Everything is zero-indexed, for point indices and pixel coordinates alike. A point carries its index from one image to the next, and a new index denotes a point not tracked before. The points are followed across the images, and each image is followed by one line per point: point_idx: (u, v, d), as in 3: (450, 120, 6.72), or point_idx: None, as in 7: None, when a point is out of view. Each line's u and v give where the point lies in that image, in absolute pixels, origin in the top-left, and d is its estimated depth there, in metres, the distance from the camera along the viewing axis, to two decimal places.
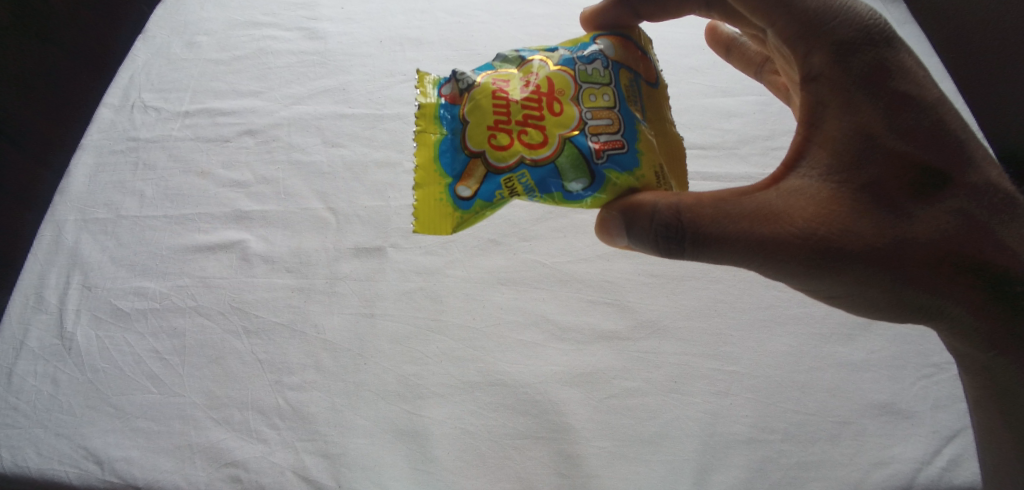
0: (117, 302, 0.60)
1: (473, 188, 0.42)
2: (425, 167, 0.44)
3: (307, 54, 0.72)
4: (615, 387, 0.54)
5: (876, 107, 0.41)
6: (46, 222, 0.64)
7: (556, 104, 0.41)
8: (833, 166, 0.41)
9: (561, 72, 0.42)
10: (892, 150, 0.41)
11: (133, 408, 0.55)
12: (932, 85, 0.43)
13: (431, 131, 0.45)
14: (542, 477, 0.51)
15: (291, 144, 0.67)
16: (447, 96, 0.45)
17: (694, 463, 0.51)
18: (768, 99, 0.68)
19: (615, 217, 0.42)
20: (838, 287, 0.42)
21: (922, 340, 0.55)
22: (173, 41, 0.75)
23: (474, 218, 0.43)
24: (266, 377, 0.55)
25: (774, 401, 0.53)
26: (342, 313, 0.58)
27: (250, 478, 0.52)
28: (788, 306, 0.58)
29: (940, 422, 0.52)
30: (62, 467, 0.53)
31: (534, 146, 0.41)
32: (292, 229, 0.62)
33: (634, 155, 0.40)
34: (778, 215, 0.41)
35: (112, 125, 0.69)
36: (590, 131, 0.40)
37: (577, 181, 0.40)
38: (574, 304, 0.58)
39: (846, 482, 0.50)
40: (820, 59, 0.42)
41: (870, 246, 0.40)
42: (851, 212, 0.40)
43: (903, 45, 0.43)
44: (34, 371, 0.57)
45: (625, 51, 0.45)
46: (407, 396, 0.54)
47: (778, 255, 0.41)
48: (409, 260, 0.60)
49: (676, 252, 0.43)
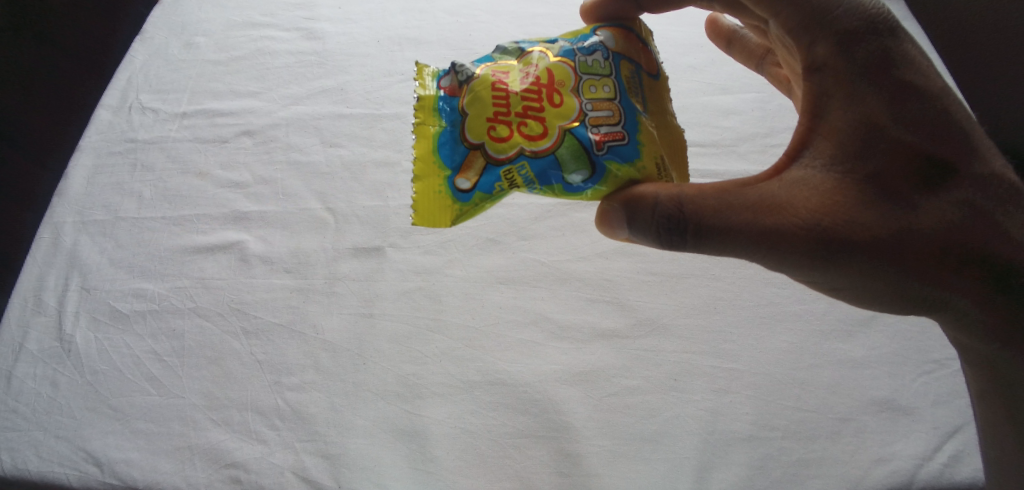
0: (117, 303, 0.60)
1: (472, 180, 0.42)
2: (424, 159, 0.44)
3: (307, 54, 0.72)
4: (615, 385, 0.54)
5: (880, 97, 0.41)
6: (45, 224, 0.64)
7: (557, 95, 0.41)
8: (837, 155, 0.41)
9: (561, 63, 0.42)
10: (896, 140, 0.41)
11: (134, 409, 0.55)
12: (935, 75, 0.43)
13: (430, 123, 0.45)
14: (542, 476, 0.51)
15: (289, 144, 0.67)
16: (447, 87, 0.45)
17: (694, 461, 0.51)
18: (767, 96, 0.68)
19: (616, 209, 0.42)
20: (841, 278, 0.42)
21: (922, 337, 0.55)
22: (172, 42, 0.75)
23: (473, 211, 0.43)
24: (265, 377, 0.55)
25: (773, 398, 0.53)
26: (342, 313, 0.58)
27: (250, 479, 0.52)
28: (788, 303, 0.58)
29: (940, 418, 0.52)
30: (62, 468, 0.53)
31: (534, 137, 0.41)
32: (291, 229, 0.62)
33: (635, 147, 0.40)
34: (782, 205, 0.41)
35: (111, 127, 0.69)
36: (591, 122, 0.40)
37: (578, 172, 0.40)
38: (574, 303, 0.58)
39: (846, 480, 0.50)
40: (824, 49, 0.42)
41: (874, 236, 0.40)
42: (855, 202, 0.40)
43: (906, 36, 0.43)
44: (33, 373, 0.57)
45: (627, 42, 0.44)
46: (407, 396, 0.54)
47: (781, 246, 0.41)
48: (409, 259, 0.60)
49: (677, 244, 0.43)
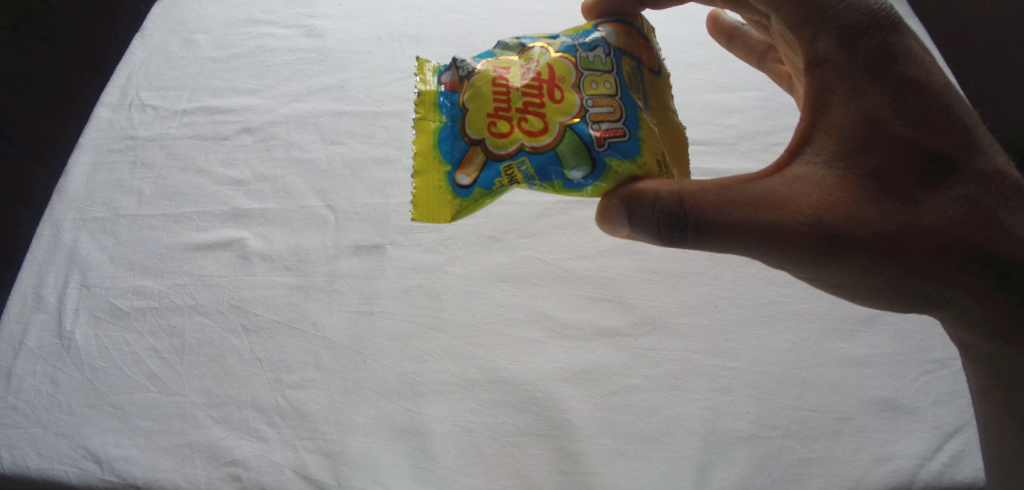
0: (117, 301, 0.59)
1: (472, 175, 0.42)
2: (424, 154, 0.44)
3: (307, 51, 0.72)
4: (615, 384, 0.54)
5: (882, 92, 0.41)
6: (44, 221, 0.63)
7: (557, 91, 0.41)
8: (839, 151, 0.41)
9: (563, 58, 0.42)
10: (898, 135, 0.41)
11: (133, 407, 0.55)
12: (938, 71, 0.43)
13: (430, 118, 0.44)
14: (542, 475, 0.51)
15: (289, 142, 0.67)
16: (447, 83, 0.45)
17: (694, 460, 0.51)
18: (768, 95, 0.68)
19: (617, 205, 0.42)
20: (843, 274, 0.42)
21: (923, 336, 0.55)
22: (172, 39, 0.74)
23: (474, 206, 0.42)
24: (265, 375, 0.55)
25: (774, 397, 0.53)
26: (342, 311, 0.58)
27: (250, 478, 0.52)
28: (789, 302, 0.57)
29: (941, 418, 0.52)
30: (62, 466, 0.53)
31: (534, 133, 0.40)
32: (291, 227, 0.62)
33: (636, 143, 0.40)
34: (783, 202, 0.40)
35: (110, 124, 0.69)
36: (592, 118, 0.40)
37: (578, 168, 0.40)
38: (574, 302, 0.58)
39: (847, 479, 0.50)
40: (825, 44, 0.42)
41: (875, 233, 0.40)
42: (856, 198, 0.40)
43: (909, 31, 0.43)
44: (33, 370, 0.57)
45: (628, 38, 0.44)
46: (407, 394, 0.54)
47: (782, 243, 0.40)
48: (409, 257, 0.60)
49: (678, 240, 0.42)
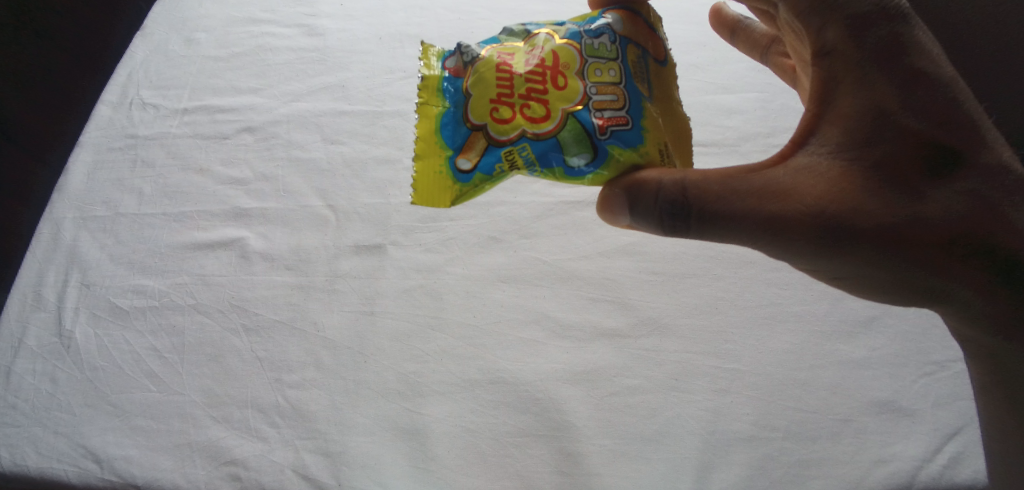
0: (116, 300, 0.59)
1: (473, 160, 0.42)
2: (425, 139, 0.43)
3: (307, 50, 0.72)
4: (616, 384, 0.54)
5: (890, 83, 0.41)
6: (44, 219, 0.63)
7: (561, 78, 0.41)
8: (846, 141, 0.41)
9: (567, 46, 0.42)
10: (905, 127, 0.41)
11: (133, 406, 0.55)
12: (946, 63, 0.43)
13: (433, 103, 0.44)
14: (542, 475, 0.51)
15: (290, 141, 0.66)
16: (451, 68, 0.45)
17: (694, 461, 0.51)
18: (768, 96, 0.68)
19: (618, 195, 0.42)
20: (846, 267, 0.42)
21: (923, 338, 0.55)
22: (172, 37, 0.74)
23: (473, 191, 0.42)
24: (266, 374, 0.55)
25: (775, 398, 0.53)
26: (343, 310, 0.58)
27: (249, 477, 0.52)
28: (789, 304, 0.57)
29: (940, 420, 0.52)
30: (60, 465, 0.53)
31: (536, 120, 0.40)
32: (291, 226, 0.62)
33: (638, 132, 0.40)
34: (788, 192, 0.40)
35: (110, 122, 0.69)
36: (594, 106, 0.40)
37: (579, 156, 0.40)
38: (574, 302, 0.57)
39: (847, 481, 0.50)
40: (834, 34, 0.42)
41: (880, 225, 0.40)
42: (861, 188, 0.40)
43: (919, 22, 0.43)
44: (33, 369, 0.57)
45: (633, 26, 0.44)
46: (407, 394, 0.54)
47: (786, 233, 0.40)
48: (409, 257, 0.60)
49: (680, 229, 0.42)
